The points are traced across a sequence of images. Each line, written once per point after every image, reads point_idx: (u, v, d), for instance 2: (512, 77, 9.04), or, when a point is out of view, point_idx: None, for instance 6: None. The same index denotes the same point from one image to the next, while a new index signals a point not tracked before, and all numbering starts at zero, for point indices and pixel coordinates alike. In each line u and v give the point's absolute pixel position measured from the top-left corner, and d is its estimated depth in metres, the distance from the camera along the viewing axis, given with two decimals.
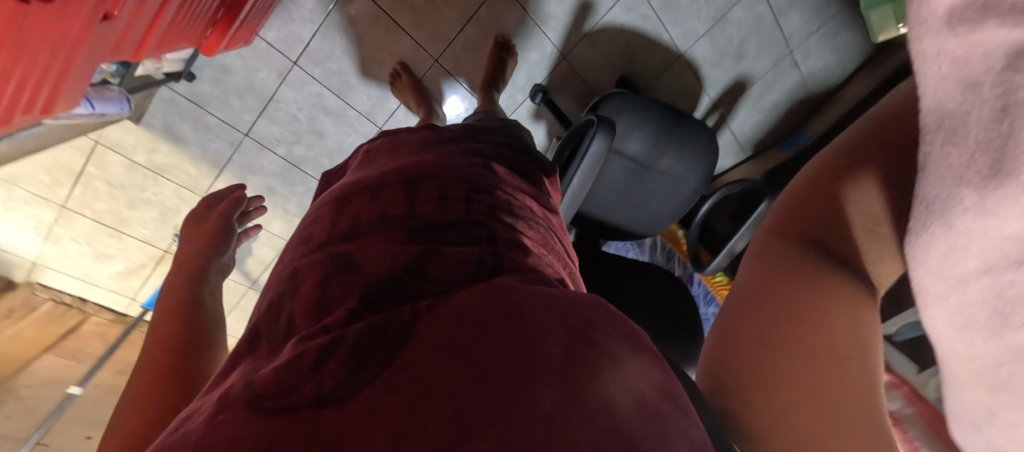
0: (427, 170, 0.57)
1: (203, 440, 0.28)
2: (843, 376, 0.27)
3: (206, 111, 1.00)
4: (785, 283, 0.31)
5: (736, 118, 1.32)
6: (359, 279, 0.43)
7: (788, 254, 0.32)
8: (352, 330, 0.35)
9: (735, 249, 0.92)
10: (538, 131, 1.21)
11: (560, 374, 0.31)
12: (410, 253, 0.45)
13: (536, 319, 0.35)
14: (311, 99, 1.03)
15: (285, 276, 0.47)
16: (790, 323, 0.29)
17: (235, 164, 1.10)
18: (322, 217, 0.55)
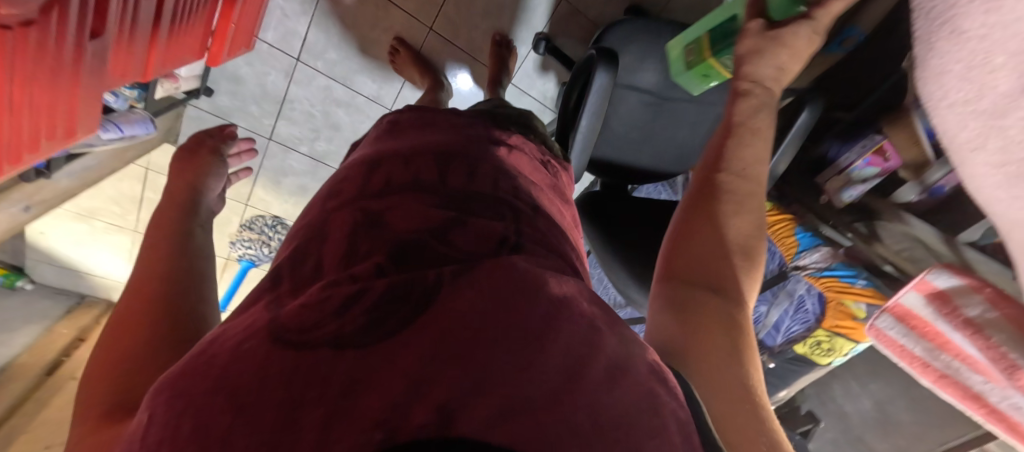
0: (456, 148, 0.55)
1: (227, 363, 0.25)
2: (739, 361, 0.37)
3: (230, 122, 1.05)
4: (691, 291, 0.41)
5: None
6: (391, 236, 0.40)
7: (687, 268, 0.42)
8: (379, 283, 0.31)
9: (776, 171, 0.85)
10: (548, 83, 1.17)
11: (573, 347, 0.28)
12: (439, 219, 0.42)
13: (555, 302, 0.32)
14: (320, 93, 1.05)
15: (315, 227, 0.44)
16: (701, 323, 0.38)
17: (267, 169, 1.17)
18: (351, 177, 0.52)
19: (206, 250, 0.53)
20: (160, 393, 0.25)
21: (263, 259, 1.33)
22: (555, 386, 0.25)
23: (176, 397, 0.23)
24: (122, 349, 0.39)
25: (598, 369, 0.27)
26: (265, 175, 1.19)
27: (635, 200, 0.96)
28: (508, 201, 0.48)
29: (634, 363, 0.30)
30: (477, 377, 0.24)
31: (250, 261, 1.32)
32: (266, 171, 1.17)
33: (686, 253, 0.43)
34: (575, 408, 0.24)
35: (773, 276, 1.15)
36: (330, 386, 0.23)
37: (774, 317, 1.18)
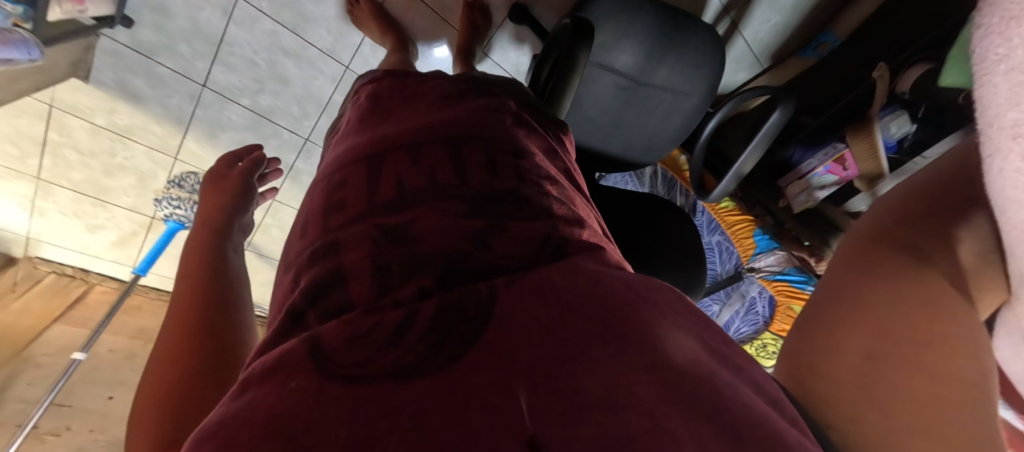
0: (470, 130, 0.54)
1: (279, 405, 0.26)
2: (949, 391, 0.31)
3: (156, 62, 0.92)
4: (896, 300, 0.35)
5: (750, 24, 1.08)
6: (422, 252, 0.39)
7: (897, 271, 0.36)
8: (428, 305, 0.33)
9: (742, 171, 0.83)
10: (523, 57, 1.09)
11: (643, 354, 0.29)
12: (475, 230, 0.41)
13: (615, 313, 0.33)
14: (265, 39, 0.93)
15: (324, 251, 0.42)
16: (906, 330, 0.34)
17: (201, 120, 1.03)
18: (353, 179, 0.50)
19: (240, 269, 0.54)
20: (205, 433, 0.25)
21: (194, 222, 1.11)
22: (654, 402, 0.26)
23: (225, 444, 0.24)
24: (168, 372, 0.40)
25: (686, 379, 0.28)
26: (198, 127, 1.04)
27: (601, 189, 0.91)
28: (534, 191, 0.49)
29: (729, 382, 0.30)
30: (557, 405, 0.25)
31: (178, 222, 1.10)
32: (199, 123, 1.03)
33: (897, 254, 0.37)
34: (672, 431, 0.24)
35: (728, 276, 1.21)
36: (399, 423, 0.24)
37: (725, 317, 1.26)
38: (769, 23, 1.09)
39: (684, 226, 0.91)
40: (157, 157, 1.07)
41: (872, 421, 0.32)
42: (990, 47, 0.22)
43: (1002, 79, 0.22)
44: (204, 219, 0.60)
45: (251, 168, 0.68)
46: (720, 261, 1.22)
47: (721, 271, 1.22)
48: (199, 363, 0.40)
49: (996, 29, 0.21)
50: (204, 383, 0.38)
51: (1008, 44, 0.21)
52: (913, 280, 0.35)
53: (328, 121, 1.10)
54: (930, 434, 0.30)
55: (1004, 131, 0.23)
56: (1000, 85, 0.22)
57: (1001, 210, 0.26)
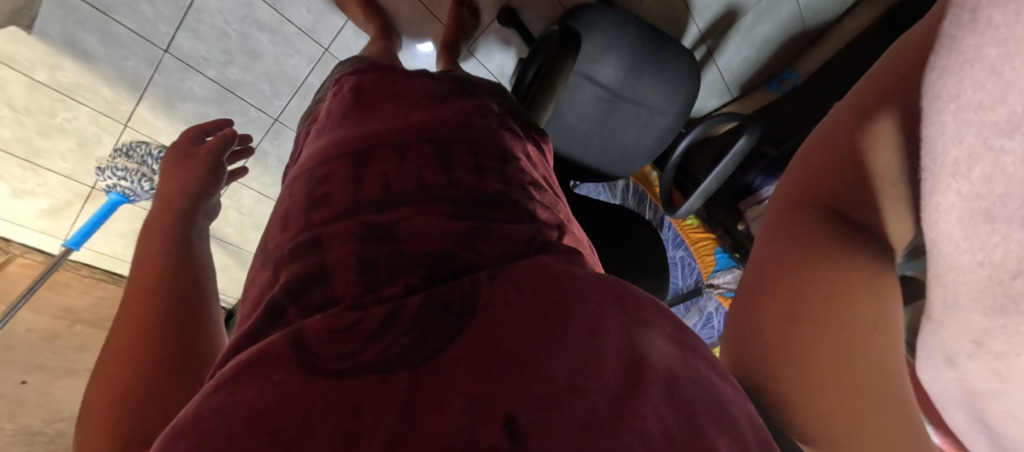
0: (456, 132, 0.53)
1: (262, 397, 0.25)
2: (860, 346, 0.33)
3: (113, 20, 0.85)
4: (802, 265, 0.35)
5: (724, 54, 1.15)
6: (406, 252, 0.39)
7: (801, 235, 0.37)
8: (412, 302, 0.32)
9: (708, 191, 0.86)
10: (507, 59, 1.09)
11: (619, 344, 0.30)
12: (463, 231, 0.41)
13: (594, 305, 0.33)
14: (239, 10, 0.88)
15: (306, 245, 0.40)
16: (817, 290, 0.34)
17: (158, 86, 0.96)
18: (338, 175, 0.47)
19: (204, 253, 0.53)
20: (182, 433, 0.24)
21: (140, 195, 1.04)
22: (629, 391, 0.27)
23: (203, 441, 0.23)
24: (130, 357, 0.40)
25: (660, 369, 0.29)
26: (155, 95, 0.97)
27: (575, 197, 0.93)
28: (521, 196, 0.49)
29: (702, 372, 0.32)
30: (533, 389, 0.25)
31: (120, 195, 1.02)
32: (157, 90, 0.96)
33: (804, 214, 0.37)
34: (643, 413, 0.25)
35: (688, 290, 1.27)
36: (386, 416, 0.24)
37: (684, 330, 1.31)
38: (742, 55, 1.17)
39: (652, 239, 0.93)
40: (103, 122, 0.99)
41: (796, 386, 0.33)
42: (950, 87, 0.22)
43: (951, 119, 0.22)
44: (166, 201, 0.56)
45: (220, 145, 0.61)
46: (681, 277, 1.29)
47: (682, 285, 1.28)
48: (157, 354, 0.40)
49: (952, 69, 0.22)
50: (166, 371, 0.39)
51: (957, 85, 0.22)
52: (815, 239, 0.36)
53: (300, 102, 1.05)
54: (844, 398, 0.32)
55: (944, 171, 0.24)
56: (946, 125, 0.23)
57: (939, 269, 0.27)
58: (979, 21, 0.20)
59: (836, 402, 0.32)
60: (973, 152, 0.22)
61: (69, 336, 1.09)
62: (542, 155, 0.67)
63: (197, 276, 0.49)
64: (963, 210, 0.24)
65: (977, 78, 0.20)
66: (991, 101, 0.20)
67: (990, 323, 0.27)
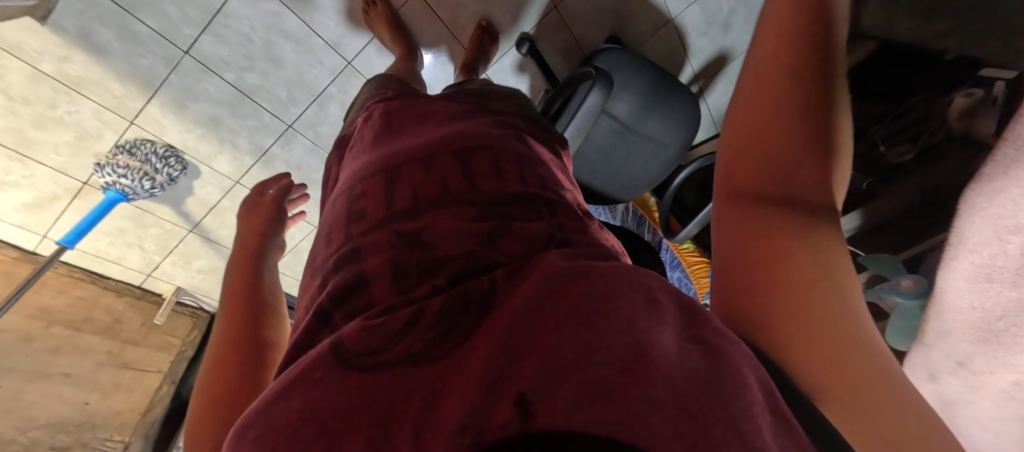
0: (475, 141, 0.54)
1: (314, 392, 0.29)
2: (815, 297, 0.31)
3: (134, 18, 0.84)
4: (758, 232, 0.35)
5: (713, 93, 1.27)
6: (430, 257, 0.40)
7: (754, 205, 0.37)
8: (433, 302, 0.34)
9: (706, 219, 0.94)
10: (521, 84, 1.14)
11: (620, 321, 0.29)
12: (484, 230, 0.42)
13: (589, 289, 0.32)
14: (267, 18, 0.90)
15: (346, 256, 0.44)
16: (762, 259, 0.34)
17: (172, 86, 0.94)
18: (372, 190, 0.50)
19: (274, 287, 0.59)
20: (258, 416, 0.29)
21: (139, 194, 1.03)
22: (613, 363, 0.26)
23: (267, 430, 0.27)
24: (213, 379, 0.46)
25: (671, 347, 0.28)
26: (167, 94, 0.96)
27: None
28: (537, 194, 0.50)
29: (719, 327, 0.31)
30: (538, 368, 0.26)
31: (119, 192, 1.01)
32: (170, 89, 0.95)
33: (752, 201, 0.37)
34: (652, 379, 0.24)
35: None
36: (414, 402, 0.27)
37: None
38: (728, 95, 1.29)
39: (650, 261, 0.98)
40: (107, 117, 0.96)
41: (800, 357, 0.29)
42: (985, 201, 0.34)
43: (981, 217, 0.34)
44: (244, 243, 0.64)
45: (282, 196, 0.70)
46: None
47: None
48: (233, 375, 0.45)
49: (990, 191, 0.33)
50: (241, 391, 0.44)
51: (990, 202, 0.33)
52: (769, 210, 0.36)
53: (316, 111, 1.06)
54: (816, 355, 0.29)
55: (967, 246, 0.36)
56: (977, 223, 0.34)
57: (951, 309, 0.39)
58: (1012, 169, 0.32)
59: (810, 367, 0.29)
60: (985, 241, 0.34)
61: (45, 338, 1.02)
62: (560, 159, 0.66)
63: (264, 302, 0.55)
64: (976, 271, 0.35)
65: (1003, 199, 0.32)
66: (1007, 212, 0.33)
67: (974, 348, 0.37)
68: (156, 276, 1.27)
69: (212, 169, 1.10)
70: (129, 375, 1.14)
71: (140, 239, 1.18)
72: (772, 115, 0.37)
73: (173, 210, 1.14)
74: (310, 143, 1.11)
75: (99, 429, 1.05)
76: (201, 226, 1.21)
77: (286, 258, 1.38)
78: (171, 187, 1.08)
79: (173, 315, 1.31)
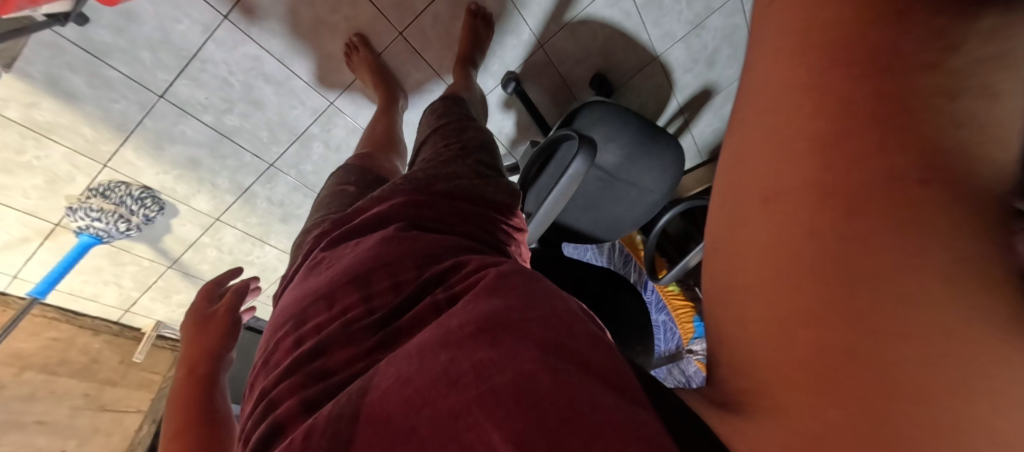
0: (397, 238, 0.41)
1: None
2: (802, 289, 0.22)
3: (106, 65, 0.81)
4: (777, 147, 0.24)
5: (698, 125, 1.28)
6: (335, 384, 0.30)
7: (798, 93, 0.23)
8: (322, 411, 0.27)
9: (689, 263, 0.94)
10: (507, 120, 1.13)
11: (478, 399, 0.22)
12: (377, 345, 0.31)
13: (458, 358, 0.25)
14: (246, 62, 0.87)
15: (261, 412, 0.32)
16: (754, 212, 0.25)
17: (148, 129, 0.92)
18: (287, 336, 0.37)
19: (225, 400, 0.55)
20: None
21: (113, 236, 1.01)
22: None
23: None
24: None
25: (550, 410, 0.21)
26: (142, 136, 0.93)
27: (570, 262, 0.96)
28: (449, 266, 0.36)
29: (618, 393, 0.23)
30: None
31: (93, 236, 0.99)
32: (146, 132, 0.92)
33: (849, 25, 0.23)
34: None
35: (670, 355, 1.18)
36: None
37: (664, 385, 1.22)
38: (712, 126, 1.30)
39: (641, 310, 0.95)
40: (79, 161, 0.93)
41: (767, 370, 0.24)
42: None
43: None
44: (190, 362, 0.58)
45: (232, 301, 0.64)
46: (663, 341, 1.19)
47: (663, 348, 1.18)
48: None
49: None
50: None
51: None
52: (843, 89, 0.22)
53: (298, 150, 1.04)
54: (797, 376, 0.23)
55: None
56: None
57: None
58: None
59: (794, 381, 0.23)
60: None
61: (17, 386, 0.99)
62: (505, 219, 0.54)
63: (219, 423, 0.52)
64: None
65: None
66: None
67: None
68: (135, 311, 1.24)
69: (192, 207, 1.07)
70: (107, 417, 1.12)
71: (117, 276, 1.14)
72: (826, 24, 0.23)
73: (150, 248, 1.11)
74: (292, 181, 1.10)
75: None
76: (180, 262, 1.17)
77: (270, 289, 1.37)
78: (148, 226, 1.05)
79: (153, 350, 1.28)
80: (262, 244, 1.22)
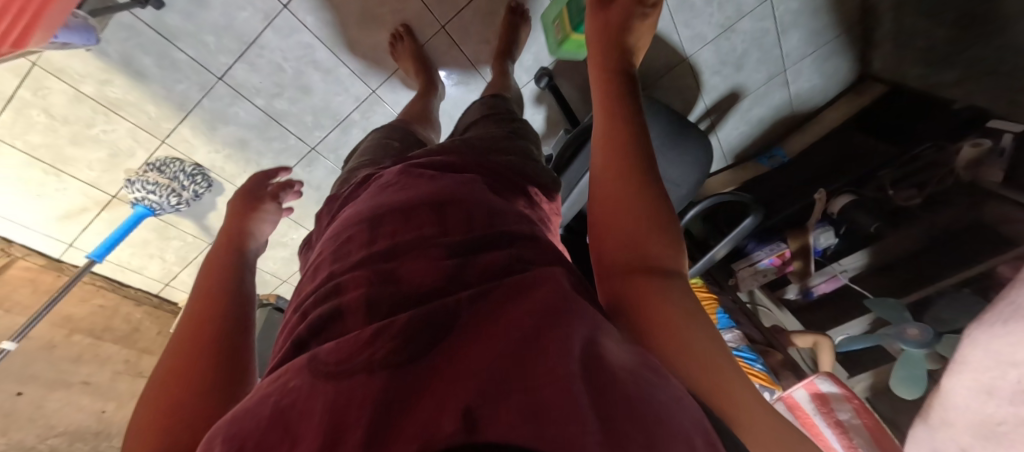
0: (462, 191, 0.44)
1: (283, 407, 0.24)
2: (684, 340, 0.34)
3: (175, 47, 0.88)
4: (636, 275, 0.39)
5: (723, 128, 1.30)
6: (405, 292, 0.32)
7: (628, 250, 0.40)
8: (401, 317, 0.29)
9: (715, 255, 0.97)
10: (537, 114, 1.17)
11: (556, 348, 0.25)
12: (451, 268, 0.34)
13: (533, 313, 0.28)
14: (299, 50, 0.94)
15: (326, 293, 0.35)
16: (652, 309, 0.36)
17: (204, 109, 0.99)
18: (356, 237, 0.41)
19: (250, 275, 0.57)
20: (228, 425, 0.25)
21: (165, 209, 1.07)
22: (553, 392, 0.21)
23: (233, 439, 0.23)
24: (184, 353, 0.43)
25: (617, 398, 0.23)
26: (199, 116, 1.00)
27: None
28: (516, 233, 0.39)
29: (668, 382, 0.26)
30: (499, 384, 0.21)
31: (147, 207, 1.05)
32: (202, 112, 0.99)
33: (639, 255, 0.40)
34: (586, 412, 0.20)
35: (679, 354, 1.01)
36: (370, 409, 0.21)
37: None
38: (739, 130, 1.32)
39: None
40: (141, 136, 1.00)
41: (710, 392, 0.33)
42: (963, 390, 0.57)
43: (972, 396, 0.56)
44: (230, 237, 0.61)
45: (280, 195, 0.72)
46: None
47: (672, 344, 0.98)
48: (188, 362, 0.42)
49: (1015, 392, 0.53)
50: (209, 369, 0.42)
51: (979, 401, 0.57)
52: (660, 275, 0.38)
53: (339, 135, 1.10)
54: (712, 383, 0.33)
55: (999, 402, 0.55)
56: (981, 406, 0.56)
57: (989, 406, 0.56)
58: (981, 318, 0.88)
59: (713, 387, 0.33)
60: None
61: (67, 346, 1.06)
62: (546, 200, 0.56)
63: (241, 293, 0.52)
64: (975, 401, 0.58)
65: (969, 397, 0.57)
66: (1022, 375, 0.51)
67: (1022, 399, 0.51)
68: (174, 285, 1.30)
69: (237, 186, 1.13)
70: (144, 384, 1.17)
71: (162, 250, 1.21)
72: (622, 223, 0.42)
73: (195, 224, 1.18)
74: (331, 165, 1.15)
75: (115, 438, 1.05)
76: None
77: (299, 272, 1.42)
78: (196, 202, 1.12)
79: None
80: (296, 226, 1.28)
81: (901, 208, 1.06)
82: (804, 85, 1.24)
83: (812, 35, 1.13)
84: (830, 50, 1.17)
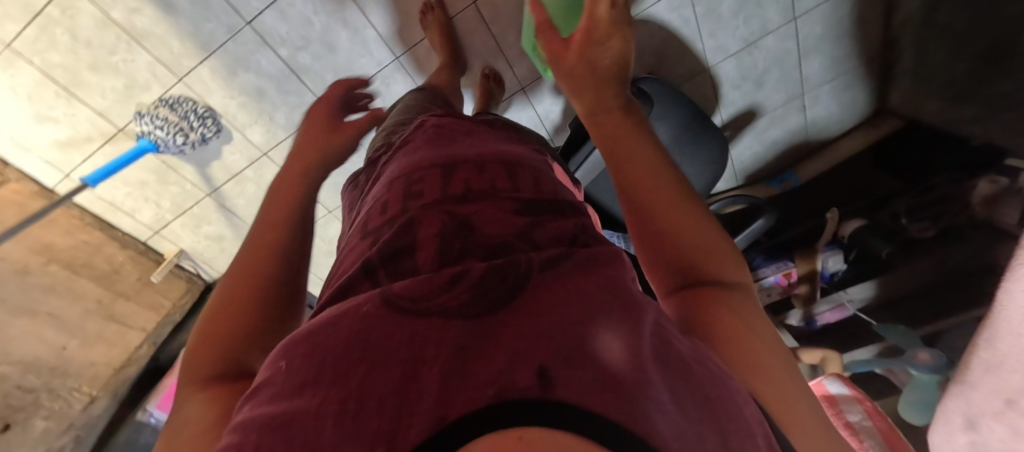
0: (523, 162, 0.48)
1: (356, 331, 0.25)
2: (761, 357, 0.32)
3: None
4: (710, 291, 0.37)
5: (736, 146, 1.31)
6: (480, 237, 0.35)
7: (690, 263, 0.40)
8: (478, 266, 0.29)
9: None
10: (555, 106, 1.17)
11: (630, 326, 0.25)
12: (522, 224, 0.36)
13: (609, 292, 0.28)
14: (330, 5, 0.94)
15: (401, 223, 0.38)
16: (727, 324, 0.34)
17: (227, 52, 0.99)
18: (430, 177, 0.43)
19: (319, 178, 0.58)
20: (303, 342, 0.26)
21: (169, 149, 1.06)
22: (625, 365, 0.21)
23: (311, 356, 0.24)
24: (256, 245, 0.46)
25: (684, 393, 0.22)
26: (220, 59, 1.00)
27: None
28: (575, 205, 0.44)
29: (726, 371, 0.27)
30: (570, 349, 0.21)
31: (151, 142, 1.04)
32: (224, 55, 0.99)
33: (702, 273, 0.39)
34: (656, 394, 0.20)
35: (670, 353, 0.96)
36: (444, 351, 0.22)
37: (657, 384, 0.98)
38: (752, 150, 1.33)
39: None
40: (159, 71, 1.00)
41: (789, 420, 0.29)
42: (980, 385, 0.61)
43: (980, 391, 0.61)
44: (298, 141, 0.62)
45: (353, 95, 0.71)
46: None
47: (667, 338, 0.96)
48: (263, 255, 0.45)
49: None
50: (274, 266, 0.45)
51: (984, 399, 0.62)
52: (733, 296, 0.37)
53: None
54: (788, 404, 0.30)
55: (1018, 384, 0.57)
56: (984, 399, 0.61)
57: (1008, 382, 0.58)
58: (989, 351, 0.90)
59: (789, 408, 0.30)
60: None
61: (40, 274, 1.03)
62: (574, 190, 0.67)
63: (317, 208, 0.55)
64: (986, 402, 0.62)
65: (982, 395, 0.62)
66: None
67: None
68: (163, 235, 1.26)
69: (245, 137, 1.12)
70: (112, 328, 1.11)
71: (158, 195, 1.18)
72: (682, 239, 0.41)
73: (196, 170, 1.15)
74: None
75: (70, 378, 1.00)
76: (219, 192, 1.21)
77: None
78: (201, 147, 1.10)
79: (170, 276, 1.29)
80: None
81: (913, 239, 1.02)
82: (820, 112, 1.26)
83: (832, 62, 1.15)
84: (850, 79, 1.20)
